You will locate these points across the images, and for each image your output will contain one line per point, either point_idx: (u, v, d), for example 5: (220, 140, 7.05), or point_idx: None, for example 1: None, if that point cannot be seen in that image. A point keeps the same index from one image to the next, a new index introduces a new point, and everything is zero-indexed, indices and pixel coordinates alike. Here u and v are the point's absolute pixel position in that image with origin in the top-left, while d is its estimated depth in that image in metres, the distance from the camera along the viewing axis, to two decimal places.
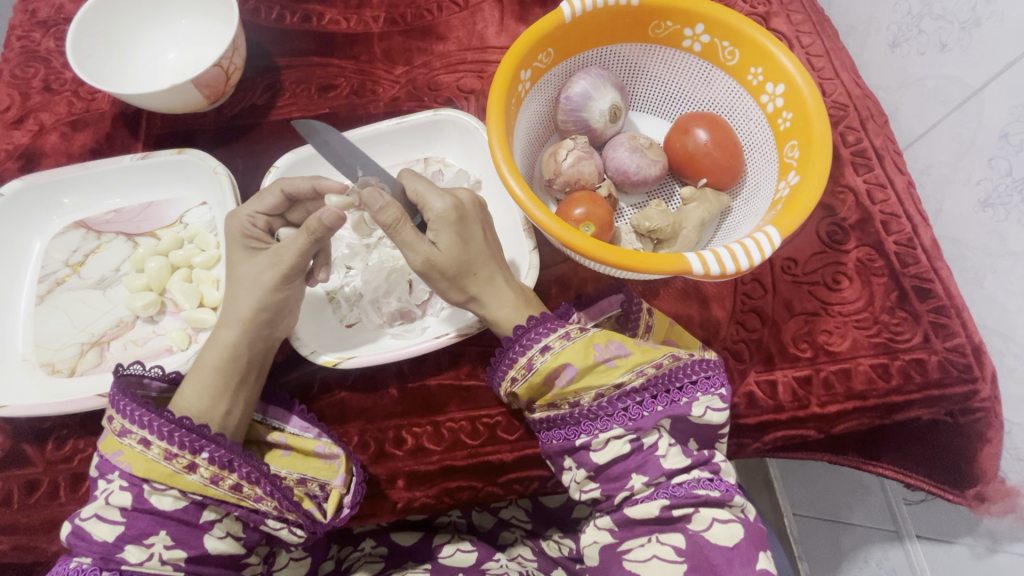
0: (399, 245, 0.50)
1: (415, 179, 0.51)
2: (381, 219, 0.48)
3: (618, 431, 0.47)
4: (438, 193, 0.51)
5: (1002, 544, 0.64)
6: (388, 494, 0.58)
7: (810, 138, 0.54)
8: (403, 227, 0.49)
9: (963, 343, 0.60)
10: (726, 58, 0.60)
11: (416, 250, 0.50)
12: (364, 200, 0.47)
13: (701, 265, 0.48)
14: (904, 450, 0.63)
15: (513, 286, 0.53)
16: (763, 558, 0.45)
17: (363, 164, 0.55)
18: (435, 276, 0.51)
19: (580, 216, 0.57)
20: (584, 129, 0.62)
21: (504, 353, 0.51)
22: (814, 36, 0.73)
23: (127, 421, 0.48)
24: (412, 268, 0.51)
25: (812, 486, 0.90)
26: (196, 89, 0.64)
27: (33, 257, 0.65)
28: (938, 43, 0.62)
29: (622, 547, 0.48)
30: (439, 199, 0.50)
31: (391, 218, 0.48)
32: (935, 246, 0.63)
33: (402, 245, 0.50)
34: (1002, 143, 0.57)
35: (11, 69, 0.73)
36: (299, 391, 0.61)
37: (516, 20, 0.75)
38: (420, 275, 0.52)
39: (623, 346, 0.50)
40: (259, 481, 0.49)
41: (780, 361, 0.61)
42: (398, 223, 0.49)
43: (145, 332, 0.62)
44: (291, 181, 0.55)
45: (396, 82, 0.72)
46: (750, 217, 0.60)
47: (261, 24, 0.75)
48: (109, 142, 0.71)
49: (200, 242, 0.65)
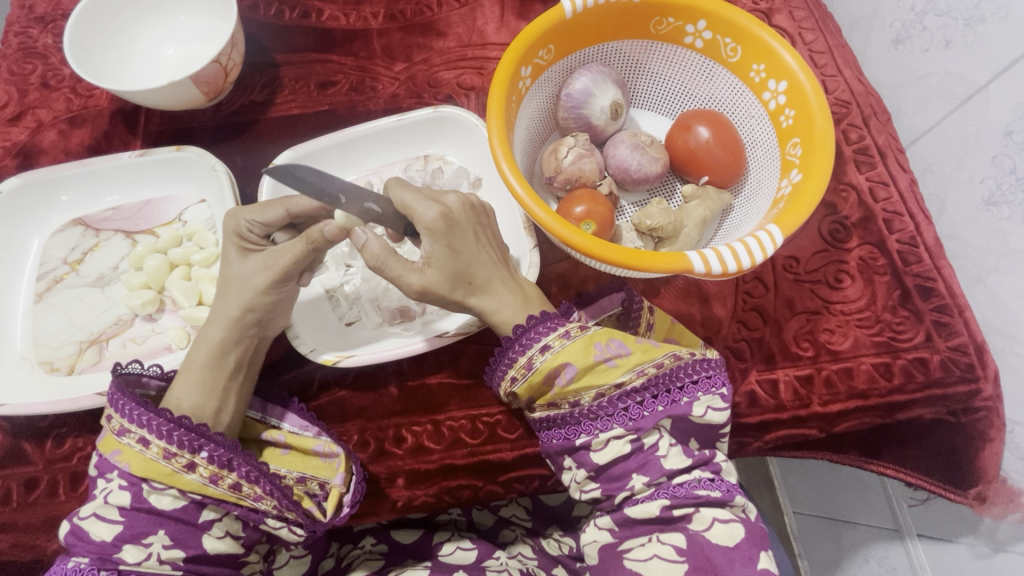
0: (391, 278, 0.51)
1: (401, 188, 0.50)
2: (366, 259, 0.50)
3: (619, 431, 0.47)
4: (425, 201, 0.49)
5: (1003, 544, 0.63)
6: (388, 493, 0.58)
7: (812, 135, 0.54)
8: (389, 261, 0.49)
9: (966, 342, 0.60)
10: (728, 56, 0.60)
11: (408, 277, 0.50)
12: (352, 241, 0.49)
13: (703, 264, 0.47)
14: (905, 448, 0.63)
15: (510, 286, 0.52)
16: (764, 558, 0.45)
17: (345, 189, 0.48)
18: (434, 297, 0.51)
19: (581, 214, 0.56)
20: (584, 126, 0.62)
21: (503, 352, 0.51)
22: (817, 33, 0.72)
23: (125, 420, 0.47)
24: (410, 295, 0.51)
25: (812, 484, 0.90)
26: (194, 85, 0.64)
27: (32, 255, 0.65)
28: (942, 40, 0.62)
29: (622, 547, 0.48)
30: (426, 209, 0.49)
31: (373, 260, 0.50)
32: (938, 244, 0.63)
33: (394, 278, 0.50)
34: (1006, 141, 0.56)
35: (9, 65, 0.72)
36: (299, 390, 0.60)
37: (516, 16, 0.74)
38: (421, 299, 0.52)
39: (625, 345, 0.49)
40: (259, 480, 0.49)
41: (781, 360, 0.61)
42: (382, 259, 0.49)
43: (144, 330, 0.62)
44: (297, 200, 0.52)
45: (395, 78, 0.72)
46: (753, 215, 0.60)
47: (260, 20, 0.74)
48: (107, 139, 0.70)
49: (199, 239, 0.65)
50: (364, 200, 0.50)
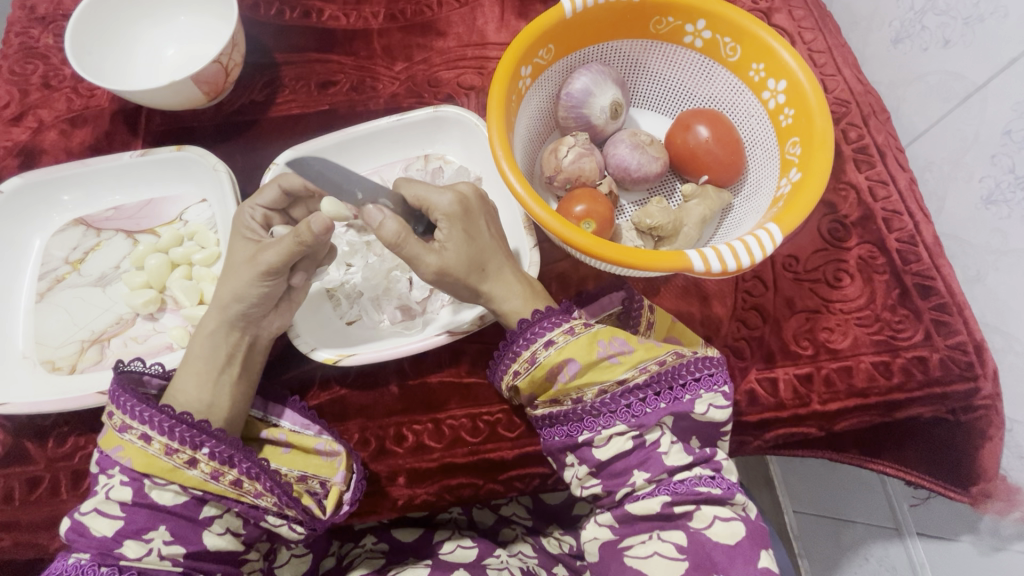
0: (408, 259, 0.49)
1: (413, 185, 0.51)
2: (388, 237, 0.48)
3: (621, 427, 0.48)
4: (441, 189, 0.50)
5: (1003, 543, 0.64)
6: (388, 492, 0.58)
7: (811, 134, 0.54)
8: (410, 240, 0.48)
9: (965, 340, 0.60)
10: (728, 55, 0.60)
11: (426, 259, 0.49)
12: (367, 220, 0.47)
13: (703, 263, 0.48)
14: (904, 446, 0.63)
15: (519, 277, 0.53)
16: (764, 556, 0.45)
17: (362, 186, 0.49)
18: (449, 281, 0.51)
19: (581, 213, 0.56)
20: (584, 125, 0.62)
21: (507, 347, 0.51)
22: (816, 33, 0.72)
23: (126, 416, 0.48)
24: (424, 279, 0.51)
25: (812, 483, 0.90)
26: (195, 85, 0.64)
27: (33, 255, 0.65)
28: (941, 39, 0.62)
29: (623, 544, 0.48)
30: (443, 195, 0.50)
31: (397, 237, 0.48)
32: (937, 243, 0.63)
33: (411, 259, 0.49)
34: (1005, 140, 0.56)
35: (11, 66, 0.72)
36: (300, 388, 0.61)
37: (516, 16, 0.74)
38: (433, 284, 0.52)
39: (628, 343, 0.49)
40: (260, 476, 0.49)
41: (781, 359, 0.61)
42: (403, 238, 0.48)
43: (146, 329, 0.62)
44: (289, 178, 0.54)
45: (396, 78, 0.72)
46: (752, 213, 0.60)
47: (261, 20, 0.74)
48: (108, 139, 0.70)
49: (200, 239, 0.65)
50: (379, 196, 0.51)
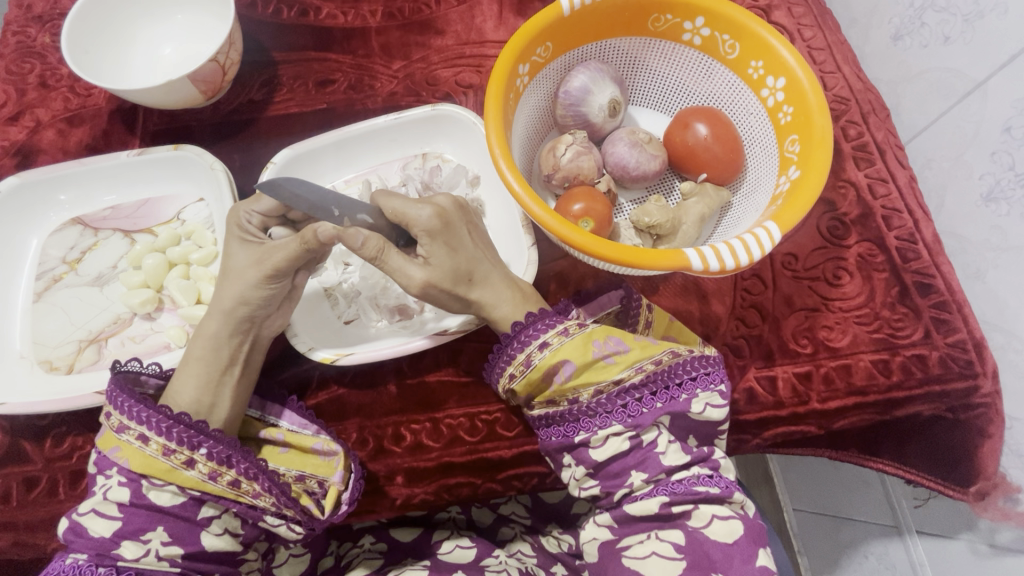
0: (390, 272, 0.51)
1: (391, 198, 0.50)
2: (368, 253, 0.49)
3: (618, 428, 0.47)
4: (419, 204, 0.50)
5: (1004, 540, 0.64)
6: (387, 491, 0.58)
7: (810, 132, 0.54)
8: (389, 253, 0.50)
9: (965, 338, 0.60)
10: (726, 52, 0.60)
11: (407, 272, 0.50)
12: (347, 241, 0.48)
13: (701, 261, 0.47)
14: (903, 444, 0.63)
15: (509, 282, 0.53)
16: (762, 555, 0.45)
17: (339, 202, 0.50)
18: (435, 293, 0.51)
19: (579, 212, 0.56)
20: (583, 124, 0.62)
21: (502, 349, 0.51)
22: (815, 30, 0.72)
23: (125, 417, 0.48)
24: (410, 291, 0.52)
25: (812, 482, 0.90)
26: (193, 84, 0.64)
27: (31, 255, 0.65)
28: (941, 35, 0.62)
29: (621, 544, 0.48)
30: (421, 211, 0.49)
31: (374, 250, 0.49)
32: (936, 241, 0.63)
33: (394, 269, 0.50)
34: (1005, 137, 0.56)
35: (8, 64, 0.72)
36: (298, 387, 0.61)
37: (514, 14, 0.74)
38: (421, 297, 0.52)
39: (623, 342, 0.49)
40: (257, 476, 0.49)
41: (780, 357, 0.61)
42: (381, 252, 0.49)
43: (143, 329, 0.62)
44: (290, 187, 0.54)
45: (394, 76, 0.72)
46: (751, 212, 0.60)
47: (259, 19, 0.74)
48: (106, 138, 0.70)
49: (198, 238, 0.64)
50: (357, 211, 0.51)
